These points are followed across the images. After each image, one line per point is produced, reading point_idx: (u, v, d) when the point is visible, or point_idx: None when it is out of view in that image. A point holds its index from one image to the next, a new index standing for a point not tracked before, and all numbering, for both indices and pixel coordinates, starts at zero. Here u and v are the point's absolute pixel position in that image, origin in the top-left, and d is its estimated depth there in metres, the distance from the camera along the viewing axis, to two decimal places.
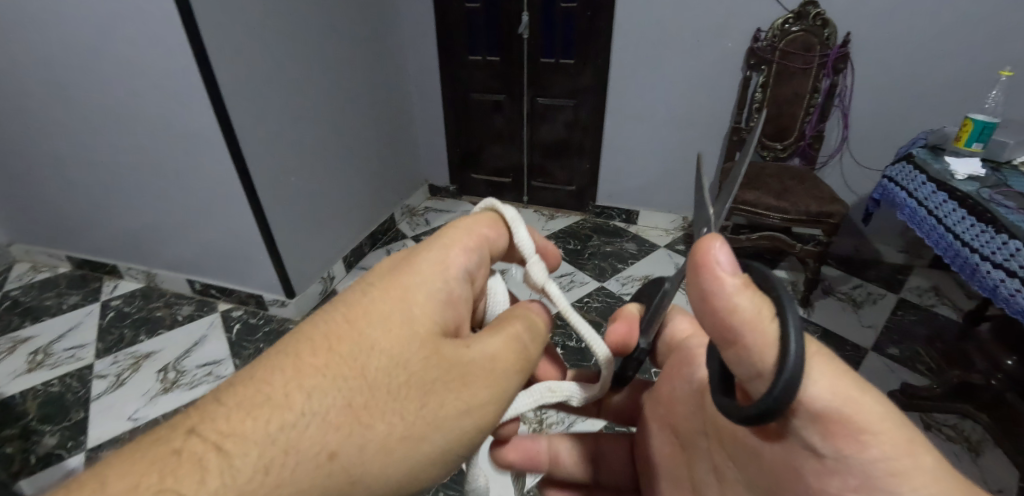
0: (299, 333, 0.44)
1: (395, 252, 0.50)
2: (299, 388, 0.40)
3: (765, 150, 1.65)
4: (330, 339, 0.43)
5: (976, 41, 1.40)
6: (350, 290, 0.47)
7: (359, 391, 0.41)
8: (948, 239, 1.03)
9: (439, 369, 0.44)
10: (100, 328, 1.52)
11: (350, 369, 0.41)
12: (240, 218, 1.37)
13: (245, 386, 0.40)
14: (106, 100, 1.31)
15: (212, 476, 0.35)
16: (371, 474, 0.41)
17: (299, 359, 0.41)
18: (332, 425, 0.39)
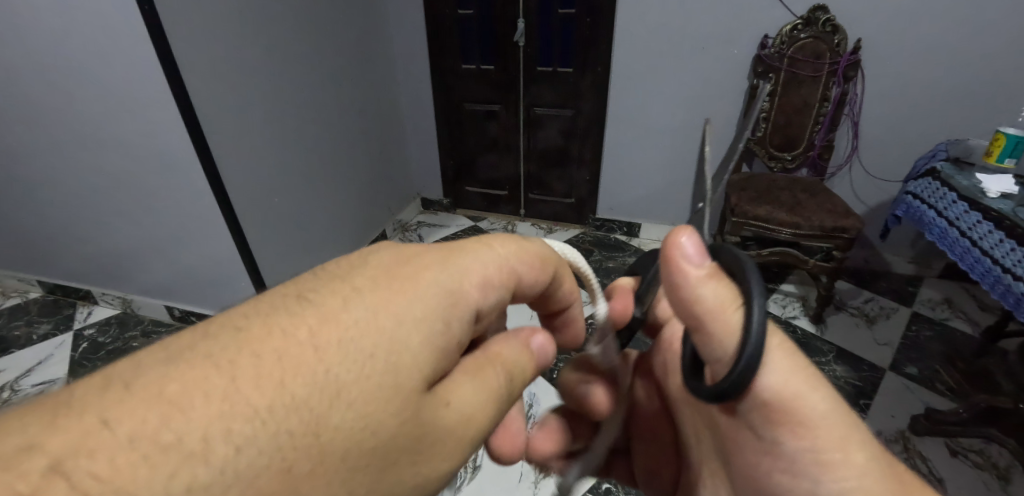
0: (231, 329, 0.27)
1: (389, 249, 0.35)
2: (229, 386, 0.25)
3: (771, 161, 1.57)
4: (283, 366, 0.27)
5: (993, 46, 1.34)
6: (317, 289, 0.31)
7: (302, 459, 0.26)
8: (985, 264, 0.98)
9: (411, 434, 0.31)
10: (71, 361, 1.43)
11: (298, 421, 0.26)
12: (220, 244, 1.28)
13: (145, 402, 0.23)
14: (72, 120, 1.21)
15: None
16: None
17: (254, 325, 0.27)
18: None
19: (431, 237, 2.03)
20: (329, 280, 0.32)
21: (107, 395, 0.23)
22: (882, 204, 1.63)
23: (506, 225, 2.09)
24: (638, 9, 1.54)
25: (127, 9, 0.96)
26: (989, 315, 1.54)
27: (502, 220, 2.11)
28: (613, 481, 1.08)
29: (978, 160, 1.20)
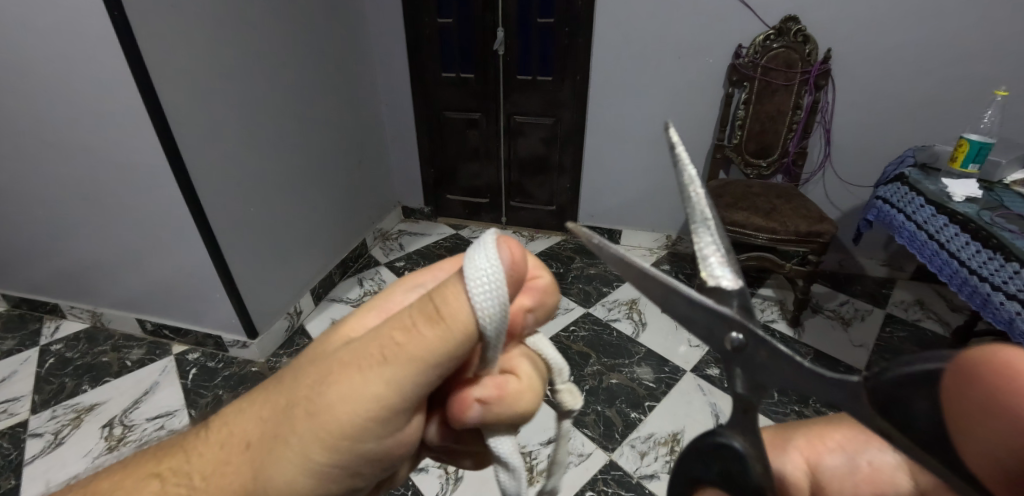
0: (384, 337, 0.37)
1: (400, 339, 0.36)
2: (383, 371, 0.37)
3: (748, 168, 1.61)
4: (369, 354, 0.37)
5: (958, 56, 1.39)
6: (381, 347, 0.37)
7: (362, 365, 0.37)
8: (953, 266, 1.00)
9: (393, 353, 0.37)
10: (36, 378, 1.38)
11: (379, 356, 0.37)
12: (193, 254, 1.25)
13: (379, 344, 0.37)
14: (36, 128, 1.17)
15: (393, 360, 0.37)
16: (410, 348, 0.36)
17: (382, 335, 0.37)
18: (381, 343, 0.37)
19: (412, 245, 2.01)
20: (395, 350, 0.36)
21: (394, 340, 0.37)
22: (855, 209, 1.67)
23: (487, 234, 2.09)
24: (616, 18, 1.56)
25: (95, 17, 0.94)
26: (958, 315, 1.58)
27: (484, 229, 2.11)
28: (597, 489, 1.07)
29: (943, 165, 1.23)
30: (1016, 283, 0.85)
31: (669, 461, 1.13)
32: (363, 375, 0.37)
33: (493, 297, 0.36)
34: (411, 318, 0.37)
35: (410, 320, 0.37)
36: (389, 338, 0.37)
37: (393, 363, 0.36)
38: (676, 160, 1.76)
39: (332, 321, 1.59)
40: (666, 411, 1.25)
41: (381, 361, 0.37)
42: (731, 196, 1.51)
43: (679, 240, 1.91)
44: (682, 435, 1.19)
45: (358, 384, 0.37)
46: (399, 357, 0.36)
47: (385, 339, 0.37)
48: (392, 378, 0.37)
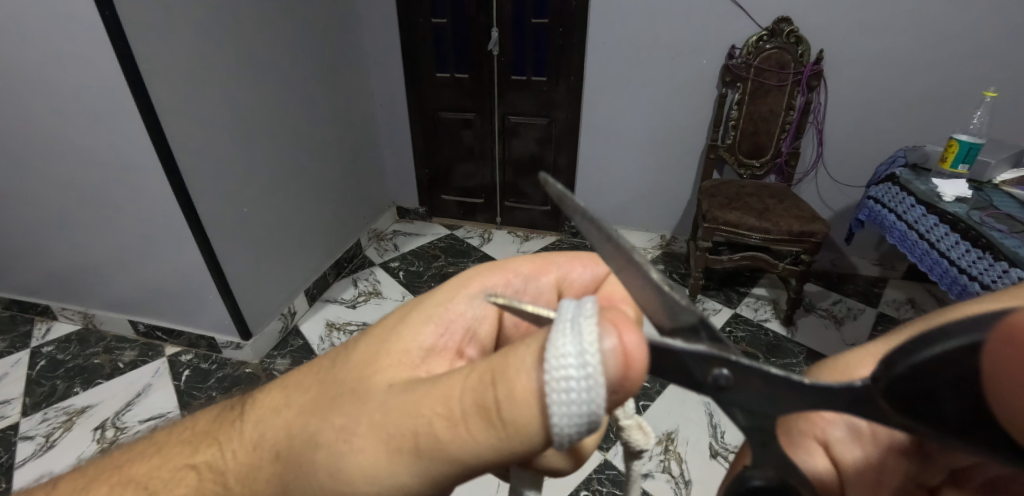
0: (426, 425, 0.32)
1: (443, 432, 0.31)
2: (416, 460, 0.33)
3: (741, 168, 1.62)
4: (407, 440, 0.32)
5: (948, 57, 1.40)
6: (420, 433, 0.32)
7: (395, 445, 0.33)
8: (943, 265, 1.01)
9: (430, 447, 0.32)
10: (27, 380, 1.37)
11: (415, 445, 0.32)
12: (186, 255, 1.24)
13: (417, 430, 0.32)
14: (27, 129, 1.17)
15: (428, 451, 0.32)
16: (451, 448, 0.31)
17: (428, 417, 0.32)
18: (421, 428, 0.32)
19: (407, 245, 2.01)
20: (433, 443, 0.32)
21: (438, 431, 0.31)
22: (847, 208, 1.68)
23: (482, 234, 2.09)
24: (611, 19, 1.57)
25: (86, 18, 0.93)
26: None
27: (478, 229, 2.12)
28: (591, 489, 1.07)
29: (934, 165, 1.25)
30: (1004, 281, 0.86)
31: (663, 460, 1.13)
32: (392, 457, 0.33)
33: (583, 415, 0.27)
34: (464, 406, 0.31)
35: (461, 408, 0.31)
36: (431, 420, 0.32)
37: (424, 460, 0.32)
38: (670, 160, 1.77)
39: (326, 322, 1.58)
40: (661, 410, 1.25)
41: (417, 445, 0.32)
42: (725, 196, 1.51)
43: (673, 240, 1.92)
44: (676, 435, 1.19)
45: (387, 466, 0.34)
46: (436, 447, 0.32)
47: (427, 423, 0.32)
48: (427, 468, 0.33)
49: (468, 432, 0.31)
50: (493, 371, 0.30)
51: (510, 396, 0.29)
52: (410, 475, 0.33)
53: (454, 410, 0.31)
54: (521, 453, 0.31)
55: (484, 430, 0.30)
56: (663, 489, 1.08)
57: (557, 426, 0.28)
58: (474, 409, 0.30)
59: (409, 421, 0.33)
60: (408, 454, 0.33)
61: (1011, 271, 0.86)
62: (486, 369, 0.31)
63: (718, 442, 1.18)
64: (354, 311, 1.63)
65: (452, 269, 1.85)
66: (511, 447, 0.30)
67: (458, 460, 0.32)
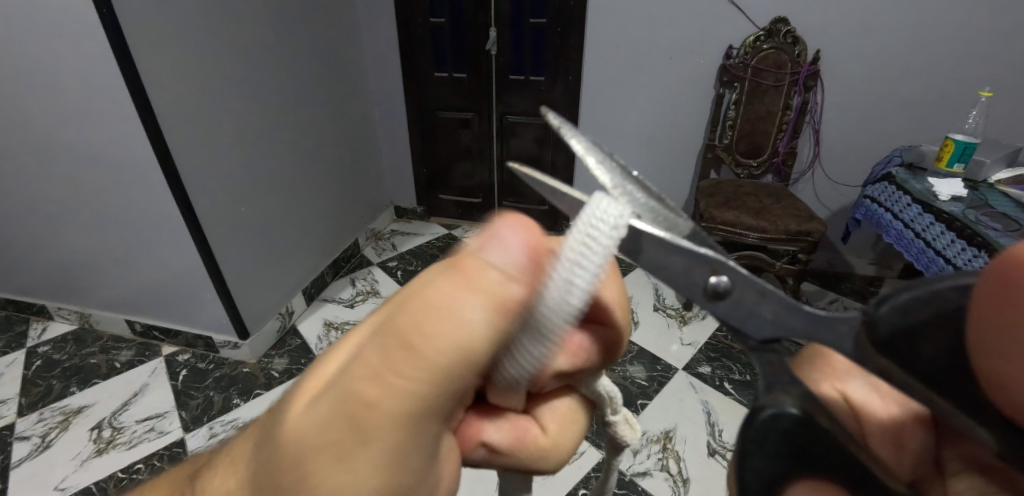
0: (388, 386, 0.25)
1: (414, 391, 0.25)
2: (391, 436, 0.26)
3: (739, 168, 1.62)
4: (368, 414, 0.25)
5: (943, 58, 1.41)
6: (381, 406, 0.25)
7: (353, 430, 0.25)
8: (938, 263, 1.02)
9: (404, 411, 0.26)
10: (23, 380, 1.36)
11: (381, 419, 0.25)
12: (183, 255, 1.24)
13: (374, 398, 0.25)
14: (23, 128, 1.16)
15: (402, 417, 0.26)
16: (426, 400, 0.26)
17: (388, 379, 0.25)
18: (379, 394, 0.25)
19: (404, 245, 2.01)
20: (402, 408, 0.25)
21: (409, 387, 0.25)
22: (844, 208, 1.69)
23: None
24: (609, 18, 1.57)
25: (84, 16, 0.93)
26: None
27: (476, 228, 2.12)
28: (589, 487, 1.08)
29: (929, 164, 1.25)
30: None
31: (662, 458, 1.14)
32: (358, 452, 0.26)
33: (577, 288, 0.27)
34: (431, 349, 0.25)
35: (429, 358, 0.25)
36: (395, 387, 0.25)
37: (399, 428, 0.26)
38: (667, 159, 1.78)
39: (324, 322, 1.58)
40: (659, 409, 1.25)
41: (384, 418, 0.25)
42: (722, 196, 1.52)
43: None
44: (674, 433, 1.19)
45: (356, 466, 0.26)
46: (413, 408, 0.26)
47: (391, 389, 0.25)
48: (409, 436, 0.26)
49: (397, 380, 0.25)
50: (408, 299, 0.26)
51: (434, 305, 0.25)
52: (391, 454, 0.26)
53: (424, 360, 0.25)
54: (467, 377, 0.26)
55: (413, 365, 0.25)
56: (661, 487, 1.08)
57: (554, 307, 0.27)
58: (448, 348, 0.25)
59: (326, 402, 0.26)
60: (339, 445, 0.25)
61: None
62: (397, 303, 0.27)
63: (716, 441, 1.18)
64: (352, 310, 1.63)
65: None
66: (451, 367, 0.26)
67: (401, 421, 0.26)
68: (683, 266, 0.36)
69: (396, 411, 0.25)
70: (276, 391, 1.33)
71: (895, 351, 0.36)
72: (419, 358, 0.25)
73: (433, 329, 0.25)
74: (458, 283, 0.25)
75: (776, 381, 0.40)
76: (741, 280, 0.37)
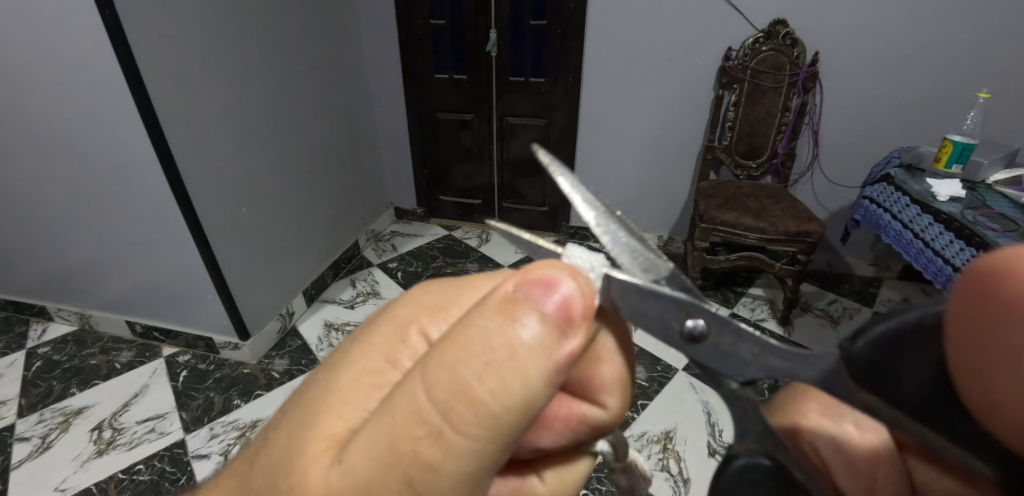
0: (400, 441, 0.30)
1: (432, 441, 0.30)
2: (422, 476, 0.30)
3: (737, 169, 1.63)
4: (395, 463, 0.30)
5: (940, 59, 1.42)
6: (402, 453, 0.30)
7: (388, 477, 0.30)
8: (937, 264, 1.02)
9: (428, 458, 0.30)
10: (22, 381, 1.36)
11: (405, 466, 0.30)
12: (184, 256, 1.24)
13: (396, 451, 0.30)
14: (24, 129, 1.16)
15: (433, 461, 0.30)
16: (444, 450, 0.30)
17: (402, 434, 0.30)
18: (399, 448, 0.30)
19: (404, 246, 2.01)
20: (426, 453, 0.30)
21: (425, 439, 0.30)
22: (842, 209, 1.70)
23: (480, 234, 2.09)
24: (608, 20, 1.58)
25: (85, 17, 0.93)
26: None
27: (476, 229, 2.12)
28: (590, 487, 1.08)
29: (928, 165, 1.26)
30: None
31: (662, 459, 1.14)
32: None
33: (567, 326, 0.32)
34: (435, 408, 0.30)
35: (435, 415, 0.30)
36: (413, 445, 0.30)
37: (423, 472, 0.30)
38: (667, 160, 1.78)
39: (324, 323, 1.58)
40: (659, 410, 1.26)
41: (412, 467, 0.30)
42: (722, 197, 1.53)
43: (670, 240, 1.93)
44: (674, 433, 1.20)
45: None
46: (438, 459, 0.30)
47: (409, 446, 0.30)
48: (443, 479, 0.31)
49: (464, 428, 0.30)
50: (454, 358, 0.29)
51: (493, 365, 0.29)
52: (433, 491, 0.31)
53: (431, 414, 0.30)
54: (479, 424, 0.30)
55: (473, 411, 0.30)
56: (661, 487, 1.08)
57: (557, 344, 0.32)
58: (451, 402, 0.30)
59: (389, 452, 0.30)
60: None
61: None
62: (438, 355, 0.30)
63: (716, 441, 1.19)
64: (352, 312, 1.63)
65: (451, 270, 1.85)
66: (510, 422, 0.31)
67: (461, 473, 0.31)
68: (661, 311, 0.39)
69: (422, 457, 0.30)
70: (276, 392, 1.33)
71: (878, 380, 0.34)
72: (429, 416, 0.30)
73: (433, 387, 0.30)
74: (519, 344, 0.30)
75: (752, 427, 0.42)
76: (718, 321, 0.39)
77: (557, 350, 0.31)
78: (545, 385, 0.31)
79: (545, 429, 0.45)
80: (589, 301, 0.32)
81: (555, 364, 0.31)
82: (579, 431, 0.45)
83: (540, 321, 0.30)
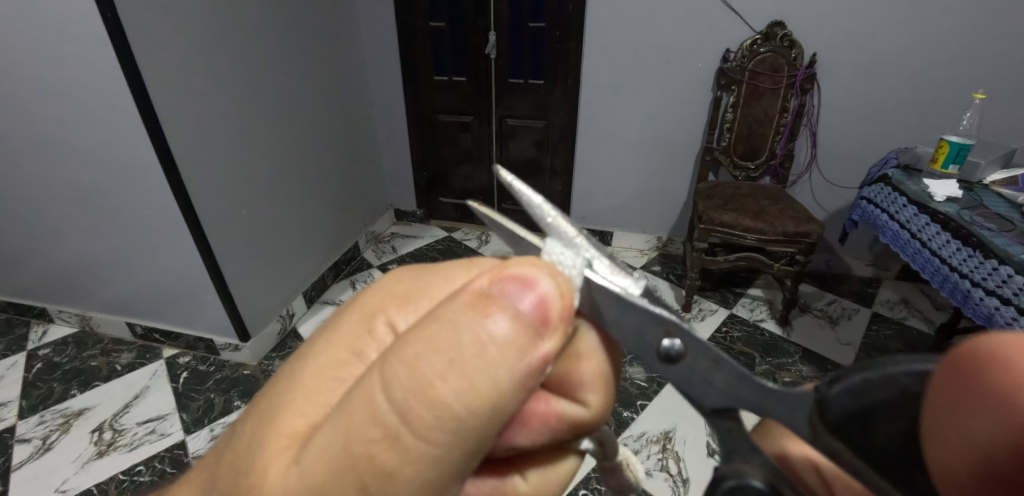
0: (353, 441, 0.30)
1: (387, 442, 0.30)
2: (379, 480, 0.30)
3: (737, 170, 1.63)
4: (348, 466, 0.30)
5: (937, 61, 1.42)
6: (353, 454, 0.30)
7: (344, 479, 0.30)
8: (934, 264, 1.03)
9: (384, 462, 0.30)
10: (23, 383, 1.36)
11: (360, 469, 0.30)
12: (185, 257, 1.24)
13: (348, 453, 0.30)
14: (26, 132, 1.17)
15: (391, 465, 0.30)
16: (401, 453, 0.30)
17: (358, 433, 0.30)
18: (355, 451, 0.30)
19: (404, 248, 2.01)
20: (383, 455, 0.30)
21: (383, 440, 0.30)
22: (841, 210, 1.70)
23: (480, 235, 2.10)
24: (607, 22, 1.58)
25: (88, 20, 0.94)
26: (942, 313, 1.63)
27: (476, 230, 2.13)
28: (589, 487, 1.08)
29: (925, 166, 1.27)
30: (994, 279, 0.88)
31: (661, 459, 1.14)
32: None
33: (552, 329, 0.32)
34: (393, 409, 0.29)
35: (393, 415, 0.29)
36: (369, 447, 0.29)
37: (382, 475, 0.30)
38: (665, 162, 1.79)
39: None
40: (658, 410, 1.26)
41: (366, 470, 0.30)
42: (720, 198, 1.53)
43: (669, 241, 1.93)
44: (673, 434, 1.20)
45: None
46: (394, 463, 0.30)
47: (364, 446, 0.29)
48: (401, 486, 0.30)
49: (422, 432, 0.30)
50: (417, 353, 0.29)
51: (457, 362, 0.29)
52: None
53: (389, 416, 0.29)
54: (437, 429, 0.30)
55: (433, 413, 0.29)
56: (660, 487, 1.09)
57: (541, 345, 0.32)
58: (412, 404, 0.29)
59: (343, 453, 0.30)
60: None
61: (1001, 269, 0.87)
62: (402, 351, 0.30)
63: (715, 441, 1.19)
64: None
65: None
66: (475, 427, 0.31)
67: (419, 478, 0.31)
68: (638, 325, 0.40)
69: (377, 460, 0.30)
70: None
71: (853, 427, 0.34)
72: (386, 416, 0.29)
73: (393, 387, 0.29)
74: (487, 341, 0.30)
75: (738, 449, 0.42)
76: (695, 346, 0.39)
77: (530, 351, 0.30)
78: (511, 389, 0.30)
79: (522, 429, 0.43)
80: (568, 301, 0.32)
81: (524, 367, 0.30)
82: (557, 429, 0.43)
83: (509, 320, 0.30)
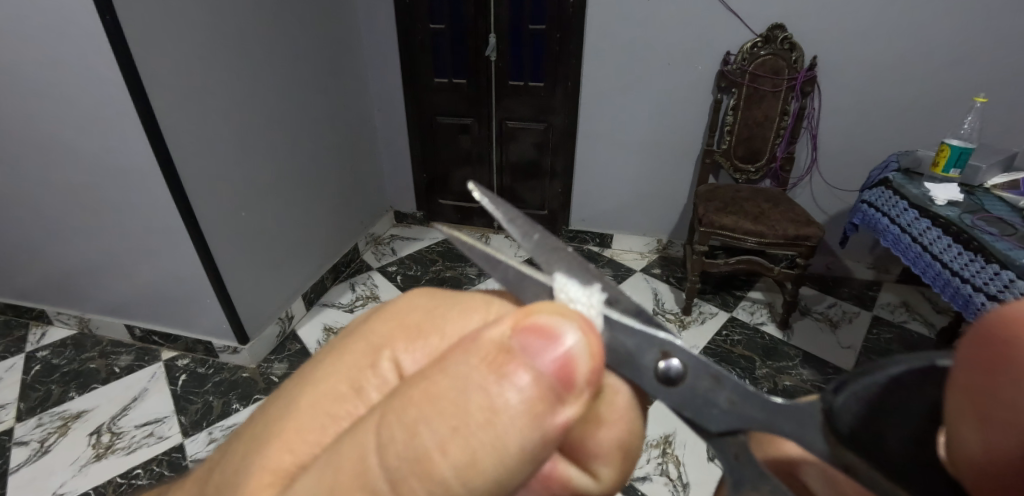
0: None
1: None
2: None
3: (737, 173, 1.63)
4: None
5: (937, 64, 1.42)
6: None
7: None
8: (935, 268, 1.02)
9: None
10: (22, 385, 1.36)
11: None
12: (184, 259, 1.24)
13: None
14: (25, 134, 1.17)
15: None
16: None
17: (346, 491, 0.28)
18: None
19: (404, 250, 2.01)
20: None
21: None
22: (841, 213, 1.70)
23: (480, 238, 2.10)
24: (608, 25, 1.58)
25: (86, 22, 0.94)
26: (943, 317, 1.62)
27: (476, 233, 2.13)
28: None
29: (926, 170, 1.26)
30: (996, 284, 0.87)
31: (661, 463, 1.14)
32: None
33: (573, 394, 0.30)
34: (387, 471, 0.28)
35: (385, 479, 0.28)
36: None
37: None
38: (666, 164, 1.78)
39: (323, 327, 1.58)
40: (658, 414, 1.26)
41: None
42: (721, 200, 1.53)
43: (669, 244, 1.93)
44: (673, 438, 1.19)
45: None
46: None
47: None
48: None
49: None
50: (420, 414, 0.28)
51: (461, 430, 0.28)
52: None
53: (379, 478, 0.28)
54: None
55: (428, 483, 0.28)
56: (660, 491, 1.08)
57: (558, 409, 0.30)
58: (406, 467, 0.28)
59: None
60: None
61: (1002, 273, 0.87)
62: (402, 409, 0.28)
63: None
64: (352, 316, 1.63)
65: (450, 273, 1.85)
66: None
67: None
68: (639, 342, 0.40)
69: None
70: None
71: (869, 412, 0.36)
72: (377, 474, 0.28)
73: (390, 448, 0.28)
74: (498, 408, 0.28)
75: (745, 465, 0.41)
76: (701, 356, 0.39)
77: (543, 419, 0.29)
78: (517, 460, 0.29)
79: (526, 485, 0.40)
80: (590, 365, 0.30)
81: (534, 437, 0.29)
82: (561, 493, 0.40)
83: (525, 387, 0.28)
